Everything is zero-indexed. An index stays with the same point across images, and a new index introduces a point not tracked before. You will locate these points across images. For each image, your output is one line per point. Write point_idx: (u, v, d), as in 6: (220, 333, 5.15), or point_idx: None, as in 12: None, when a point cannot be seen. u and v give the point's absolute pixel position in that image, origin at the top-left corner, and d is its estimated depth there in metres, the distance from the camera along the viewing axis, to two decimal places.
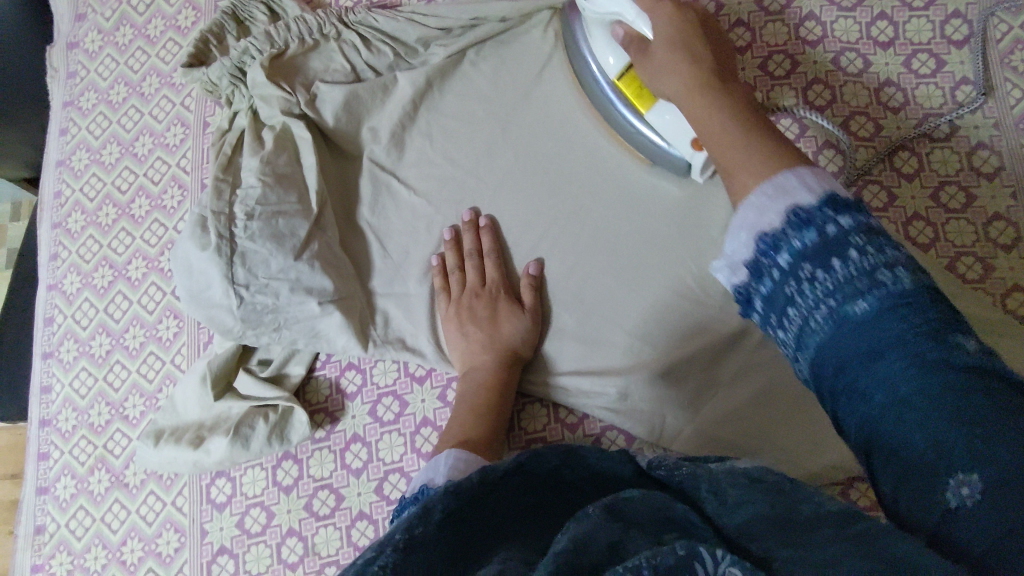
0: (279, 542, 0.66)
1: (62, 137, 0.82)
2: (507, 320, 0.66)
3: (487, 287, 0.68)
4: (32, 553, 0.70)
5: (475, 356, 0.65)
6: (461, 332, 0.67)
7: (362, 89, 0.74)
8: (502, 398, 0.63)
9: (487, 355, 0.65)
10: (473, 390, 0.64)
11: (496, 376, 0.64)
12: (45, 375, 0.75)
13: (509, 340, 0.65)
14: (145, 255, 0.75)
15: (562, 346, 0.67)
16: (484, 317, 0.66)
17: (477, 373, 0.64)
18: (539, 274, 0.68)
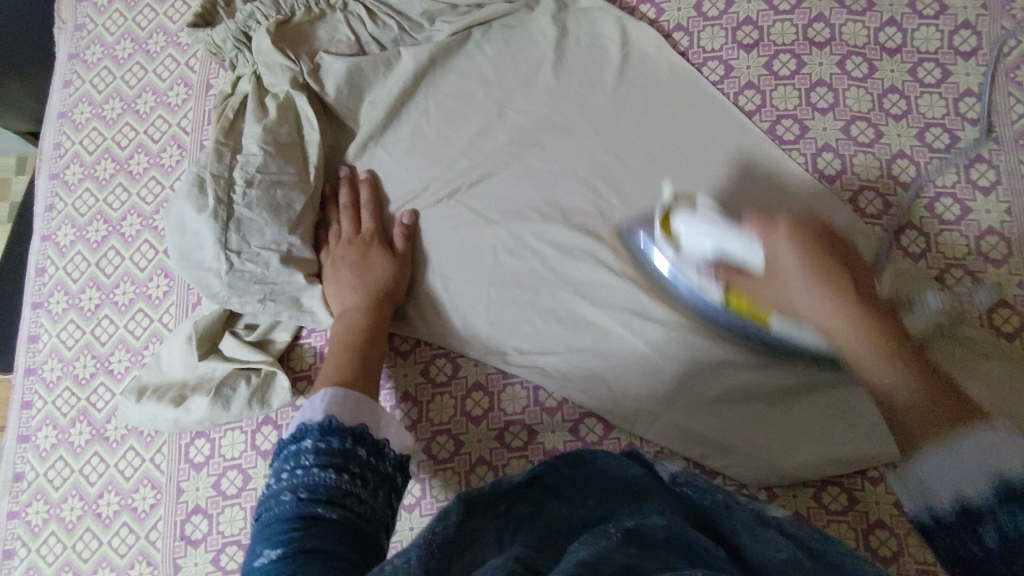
0: (253, 505, 0.66)
1: (65, 89, 0.82)
2: (377, 263, 0.67)
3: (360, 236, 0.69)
4: (9, 500, 0.71)
5: (344, 301, 0.66)
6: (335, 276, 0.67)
7: (366, 63, 0.74)
8: (365, 339, 0.62)
9: (354, 296, 0.65)
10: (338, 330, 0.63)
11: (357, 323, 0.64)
12: (33, 325, 0.75)
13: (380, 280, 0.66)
14: (140, 212, 0.76)
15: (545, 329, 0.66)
16: (355, 260, 0.67)
17: (348, 314, 0.65)
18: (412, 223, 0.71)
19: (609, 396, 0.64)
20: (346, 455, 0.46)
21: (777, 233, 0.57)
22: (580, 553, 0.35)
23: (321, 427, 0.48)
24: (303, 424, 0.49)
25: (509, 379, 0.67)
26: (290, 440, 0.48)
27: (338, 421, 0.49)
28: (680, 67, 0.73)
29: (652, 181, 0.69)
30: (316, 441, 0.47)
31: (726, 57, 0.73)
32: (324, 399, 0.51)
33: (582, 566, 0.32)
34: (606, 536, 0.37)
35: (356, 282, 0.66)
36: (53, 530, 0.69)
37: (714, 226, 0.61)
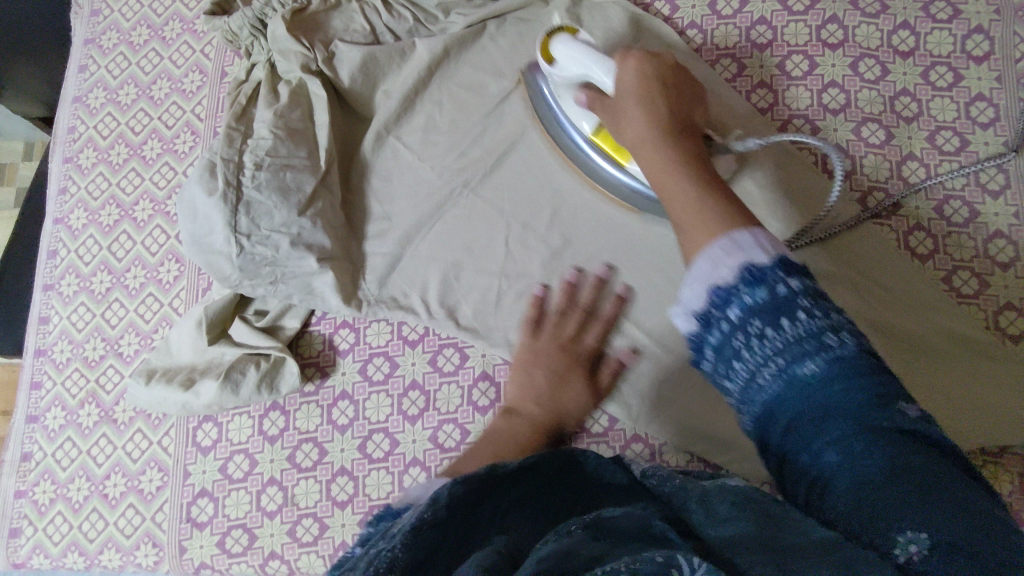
0: (259, 489, 0.67)
1: (81, 74, 0.83)
2: (577, 383, 0.63)
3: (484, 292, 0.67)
4: (17, 479, 0.71)
5: (524, 401, 0.63)
6: (530, 375, 0.64)
7: (380, 52, 0.74)
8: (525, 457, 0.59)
9: (535, 407, 0.62)
10: (513, 443, 0.60)
11: (523, 431, 0.61)
12: (44, 306, 0.76)
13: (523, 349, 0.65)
14: (152, 197, 0.76)
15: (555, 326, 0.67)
16: (556, 370, 0.63)
17: (518, 423, 0.62)
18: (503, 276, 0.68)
19: (615, 391, 0.64)
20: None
21: (628, 61, 0.57)
22: (549, 547, 0.36)
23: (409, 518, 0.44)
24: (390, 507, 0.44)
25: None
26: (379, 520, 0.44)
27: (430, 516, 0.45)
28: (694, 64, 0.73)
29: None
30: (402, 531, 0.43)
31: (739, 56, 0.74)
32: None
33: (547, 560, 0.33)
34: (572, 531, 0.38)
35: (545, 393, 0.63)
36: (60, 510, 0.69)
37: (585, 57, 0.61)
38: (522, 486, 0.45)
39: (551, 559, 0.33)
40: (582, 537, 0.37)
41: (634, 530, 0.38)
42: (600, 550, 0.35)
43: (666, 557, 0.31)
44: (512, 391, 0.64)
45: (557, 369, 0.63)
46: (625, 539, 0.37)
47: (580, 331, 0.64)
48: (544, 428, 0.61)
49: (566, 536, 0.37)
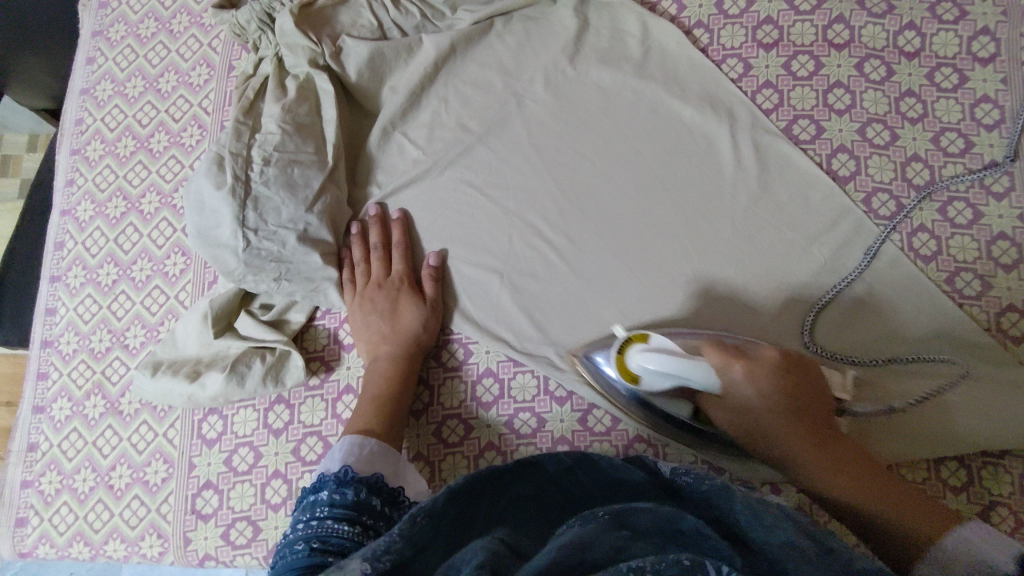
0: (264, 482, 0.67)
1: (89, 66, 0.83)
2: (407, 311, 0.67)
3: (390, 279, 0.69)
4: (24, 469, 0.72)
5: (374, 346, 0.66)
6: (364, 322, 0.67)
7: (387, 47, 0.74)
8: (399, 388, 0.64)
9: (386, 345, 0.66)
10: (374, 379, 0.64)
11: (398, 365, 0.65)
12: (51, 298, 0.76)
13: (409, 330, 0.66)
14: (159, 190, 0.76)
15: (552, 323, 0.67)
16: (385, 308, 0.67)
17: (376, 364, 0.65)
18: (439, 265, 0.70)
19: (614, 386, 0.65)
20: (359, 508, 0.47)
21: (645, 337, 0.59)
22: (567, 537, 0.38)
23: (339, 478, 0.50)
24: (322, 475, 0.51)
25: (519, 367, 0.67)
26: (310, 491, 0.50)
27: (353, 471, 0.51)
28: (699, 64, 0.74)
29: (668, 174, 0.70)
30: (332, 493, 0.48)
31: (745, 55, 0.74)
32: (343, 449, 0.54)
33: (569, 549, 0.36)
34: (595, 518, 0.40)
35: (387, 330, 0.66)
36: (66, 500, 0.70)
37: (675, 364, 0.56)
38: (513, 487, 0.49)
39: (574, 552, 0.36)
40: (602, 527, 0.39)
41: (655, 525, 0.40)
42: (618, 543, 0.37)
43: (694, 563, 0.32)
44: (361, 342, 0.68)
45: (362, 304, 0.68)
46: (641, 532, 0.39)
47: (389, 268, 0.69)
48: (401, 366, 0.65)
49: (584, 526, 0.40)
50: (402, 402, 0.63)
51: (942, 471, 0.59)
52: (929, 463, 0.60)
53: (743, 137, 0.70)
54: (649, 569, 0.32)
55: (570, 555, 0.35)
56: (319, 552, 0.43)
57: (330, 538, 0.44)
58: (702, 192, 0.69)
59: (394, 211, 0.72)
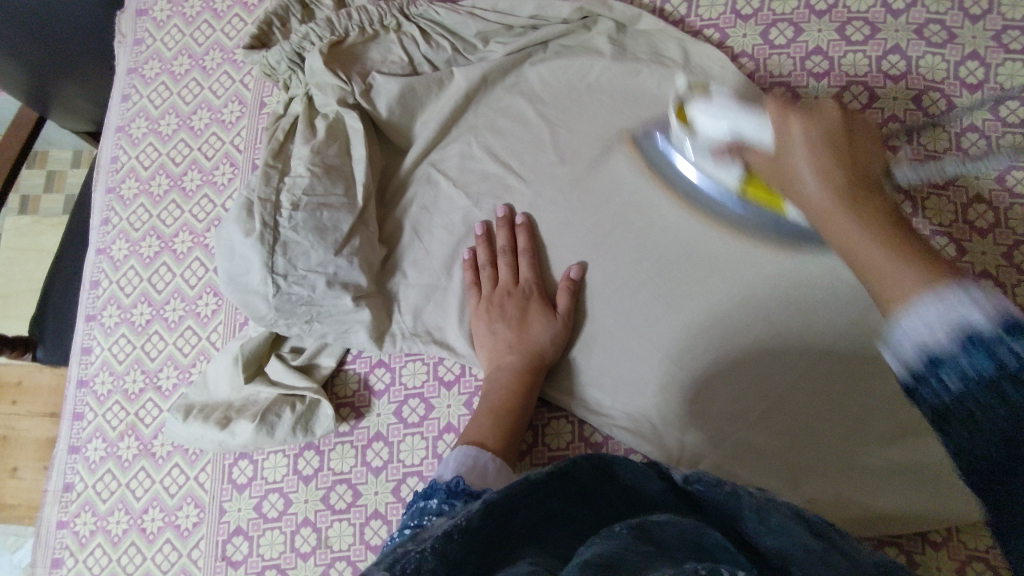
0: (294, 530, 0.66)
1: (124, 103, 0.83)
2: (537, 322, 0.65)
3: (520, 287, 0.67)
4: (60, 509, 0.72)
5: (499, 355, 0.64)
6: (488, 329, 0.66)
7: (418, 82, 0.73)
8: (522, 400, 0.62)
9: (513, 355, 0.64)
10: (497, 389, 0.63)
11: (519, 375, 0.63)
12: (86, 336, 0.77)
13: (537, 341, 0.64)
14: (192, 229, 0.76)
15: (590, 356, 0.66)
16: (513, 316, 0.65)
17: (501, 374, 0.63)
18: (508, 216, 0.70)
19: (653, 433, 0.63)
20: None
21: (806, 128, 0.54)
22: (588, 555, 0.32)
23: (450, 486, 0.50)
24: (434, 482, 0.51)
25: (554, 413, 0.67)
26: (420, 497, 0.50)
27: (465, 484, 0.51)
28: (746, 87, 0.69)
29: (710, 207, 0.67)
30: (440, 501, 0.48)
31: (793, 86, 0.70)
32: (461, 461, 0.54)
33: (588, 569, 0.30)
34: (617, 534, 0.34)
35: (514, 341, 0.65)
36: (100, 542, 0.70)
37: None
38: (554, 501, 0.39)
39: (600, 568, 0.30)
40: (627, 543, 0.33)
41: (681, 543, 0.34)
42: (645, 562, 0.31)
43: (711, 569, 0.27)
44: (483, 358, 0.66)
45: (494, 313, 0.66)
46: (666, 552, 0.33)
47: (517, 273, 0.67)
48: (525, 378, 0.63)
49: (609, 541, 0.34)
50: (524, 418, 0.61)
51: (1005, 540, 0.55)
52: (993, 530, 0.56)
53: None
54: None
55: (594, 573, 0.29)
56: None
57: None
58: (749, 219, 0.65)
59: (519, 214, 0.70)
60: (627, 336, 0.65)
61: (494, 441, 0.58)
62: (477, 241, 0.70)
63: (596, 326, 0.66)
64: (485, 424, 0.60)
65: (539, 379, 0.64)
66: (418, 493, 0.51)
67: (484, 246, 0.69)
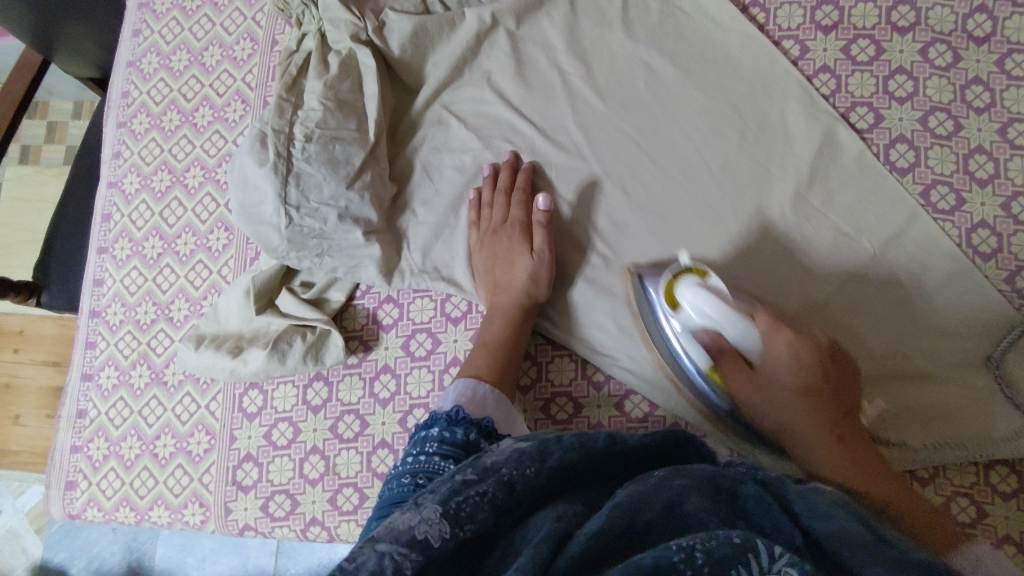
0: (302, 457, 0.68)
1: (135, 39, 0.83)
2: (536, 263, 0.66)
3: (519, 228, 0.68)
4: (73, 434, 0.74)
5: (494, 296, 0.66)
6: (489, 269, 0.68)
7: (431, 22, 0.73)
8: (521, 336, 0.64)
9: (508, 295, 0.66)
10: (494, 326, 0.64)
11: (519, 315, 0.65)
12: (98, 269, 0.78)
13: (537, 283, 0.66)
14: (203, 164, 0.77)
15: (593, 298, 0.68)
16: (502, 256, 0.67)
17: (494, 315, 0.65)
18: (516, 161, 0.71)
19: (652, 373, 0.65)
20: (467, 448, 0.49)
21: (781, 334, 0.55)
22: (622, 496, 0.37)
23: (451, 416, 0.52)
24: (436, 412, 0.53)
25: (558, 350, 0.68)
26: (422, 426, 0.52)
27: (464, 413, 0.53)
28: (755, 39, 0.70)
29: (720, 157, 0.68)
30: (441, 430, 0.50)
31: (802, 36, 0.71)
32: (457, 392, 0.56)
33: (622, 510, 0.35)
34: (650, 480, 0.39)
35: (500, 281, 0.66)
36: (113, 466, 0.72)
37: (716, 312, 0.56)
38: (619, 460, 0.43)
39: (620, 534, 0.34)
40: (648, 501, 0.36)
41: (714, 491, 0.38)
42: (675, 500, 0.36)
43: (743, 540, 0.31)
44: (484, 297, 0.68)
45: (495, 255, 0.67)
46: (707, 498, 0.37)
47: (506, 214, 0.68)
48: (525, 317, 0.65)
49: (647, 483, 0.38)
50: (516, 353, 0.63)
51: (992, 478, 0.57)
52: (978, 466, 0.58)
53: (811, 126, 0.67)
54: (699, 547, 0.30)
55: (620, 518, 0.34)
56: (424, 490, 0.46)
57: (436, 477, 0.47)
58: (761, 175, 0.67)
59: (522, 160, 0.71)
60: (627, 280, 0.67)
61: (485, 372, 0.60)
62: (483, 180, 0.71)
63: (592, 274, 0.68)
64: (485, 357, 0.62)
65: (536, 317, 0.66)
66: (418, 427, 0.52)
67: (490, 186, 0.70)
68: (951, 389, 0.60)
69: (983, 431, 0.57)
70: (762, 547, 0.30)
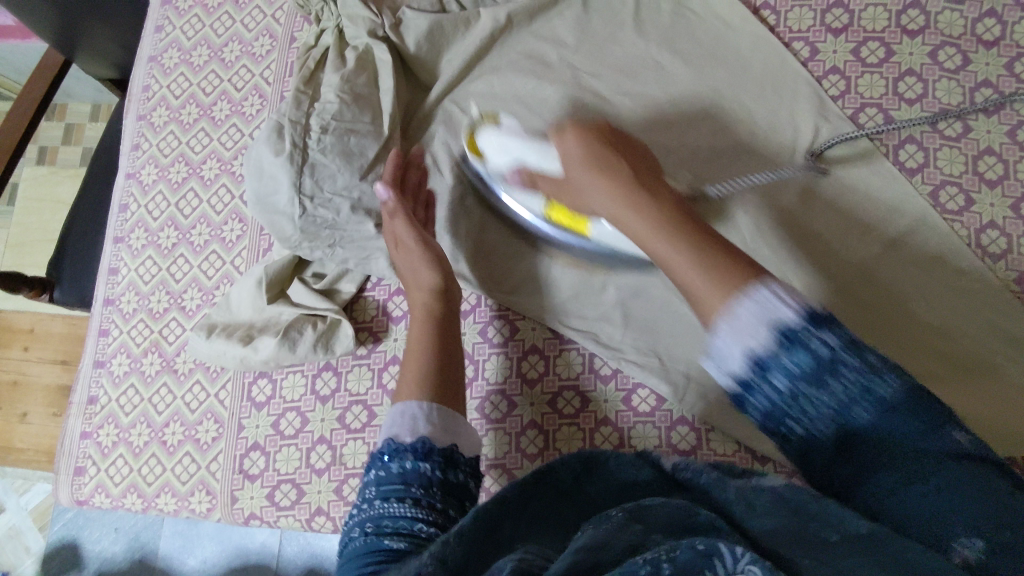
0: (309, 447, 0.69)
1: (157, 34, 0.85)
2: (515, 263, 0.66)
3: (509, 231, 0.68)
4: (84, 421, 0.75)
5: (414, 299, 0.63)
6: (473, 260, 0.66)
7: (447, 20, 0.74)
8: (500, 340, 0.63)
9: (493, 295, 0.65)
10: (482, 327, 0.64)
11: None
12: (114, 258, 0.79)
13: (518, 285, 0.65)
14: (219, 157, 0.78)
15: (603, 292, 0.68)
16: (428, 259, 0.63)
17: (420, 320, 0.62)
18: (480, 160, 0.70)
19: (661, 367, 0.65)
20: (405, 480, 0.48)
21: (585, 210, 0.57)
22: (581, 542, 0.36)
23: (383, 452, 0.50)
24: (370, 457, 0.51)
25: (566, 344, 0.69)
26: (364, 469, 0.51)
27: (396, 444, 0.50)
28: (766, 42, 0.71)
29: (727, 154, 0.69)
30: (377, 471, 0.49)
31: (813, 38, 0.72)
32: (400, 418, 0.53)
33: (581, 553, 0.34)
34: (609, 519, 0.39)
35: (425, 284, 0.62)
36: (121, 453, 0.73)
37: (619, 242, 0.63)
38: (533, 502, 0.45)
39: (587, 553, 0.34)
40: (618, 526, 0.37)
41: (673, 522, 0.38)
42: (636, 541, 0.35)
43: (707, 545, 0.32)
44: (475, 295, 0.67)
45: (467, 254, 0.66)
46: (651, 525, 0.38)
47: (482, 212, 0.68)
48: None
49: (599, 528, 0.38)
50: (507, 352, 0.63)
51: None
52: None
53: (821, 127, 0.68)
54: (665, 558, 0.31)
55: (584, 557, 0.34)
56: (375, 535, 0.45)
57: (382, 521, 0.46)
58: (773, 170, 0.67)
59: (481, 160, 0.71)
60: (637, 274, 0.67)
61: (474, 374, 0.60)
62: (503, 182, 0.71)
63: (598, 266, 0.68)
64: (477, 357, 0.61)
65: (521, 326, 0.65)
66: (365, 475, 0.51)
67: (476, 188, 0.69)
68: (963, 385, 0.59)
69: (990, 424, 0.58)
70: (725, 551, 0.31)
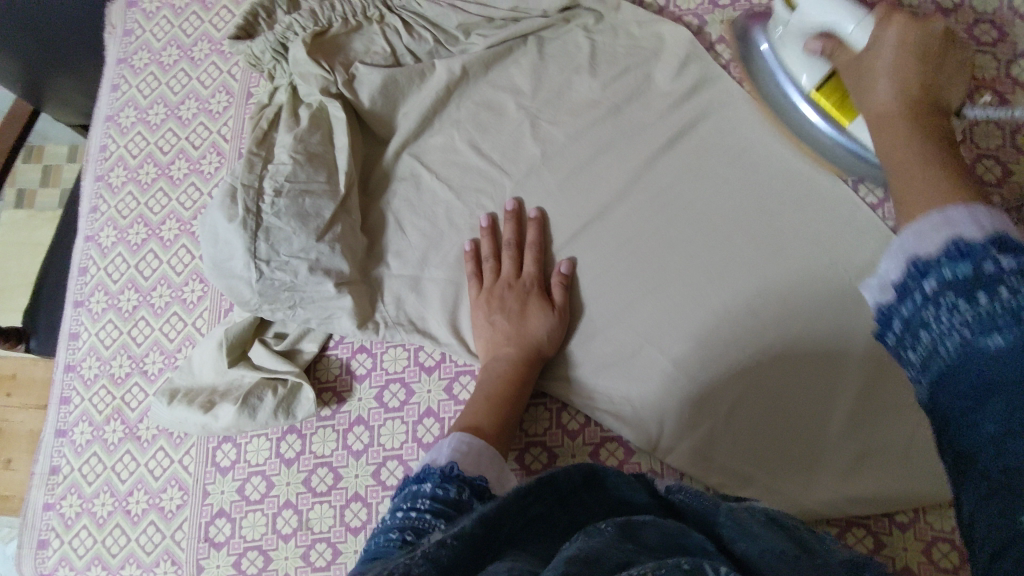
0: (275, 512, 0.67)
1: (113, 93, 0.84)
2: (535, 315, 0.65)
3: (520, 280, 0.67)
4: (45, 492, 0.73)
5: (496, 346, 0.65)
6: (487, 320, 0.66)
7: (401, 74, 0.74)
8: (516, 389, 0.62)
9: (508, 346, 0.64)
10: (491, 379, 0.63)
11: (513, 367, 0.63)
12: (74, 322, 0.78)
13: (533, 335, 0.65)
14: (179, 217, 0.77)
15: (581, 344, 0.67)
16: (513, 309, 0.66)
17: (496, 363, 0.64)
18: (518, 209, 0.70)
19: (633, 419, 0.63)
20: (459, 506, 0.46)
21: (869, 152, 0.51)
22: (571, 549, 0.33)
23: (443, 471, 0.49)
24: (425, 469, 0.51)
25: (533, 399, 0.68)
26: (413, 481, 0.49)
27: (459, 470, 0.50)
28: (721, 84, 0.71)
29: (687, 196, 0.68)
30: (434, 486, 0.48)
31: None
32: (451, 445, 0.53)
33: (575, 561, 0.31)
34: (601, 531, 0.35)
35: (512, 331, 0.65)
36: (85, 524, 0.71)
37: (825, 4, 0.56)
38: (536, 504, 0.41)
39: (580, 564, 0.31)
40: (609, 540, 0.34)
41: (663, 543, 0.36)
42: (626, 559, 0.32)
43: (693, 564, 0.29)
44: (480, 347, 0.66)
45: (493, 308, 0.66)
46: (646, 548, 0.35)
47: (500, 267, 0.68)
48: (515, 373, 0.63)
49: (591, 537, 0.35)
50: (516, 408, 0.62)
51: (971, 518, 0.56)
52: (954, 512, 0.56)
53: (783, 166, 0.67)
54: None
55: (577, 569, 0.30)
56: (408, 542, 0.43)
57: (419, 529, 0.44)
58: (737, 209, 0.66)
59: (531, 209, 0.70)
60: (611, 322, 0.66)
61: (482, 424, 0.59)
62: (481, 234, 0.70)
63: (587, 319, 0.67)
64: (479, 411, 0.61)
65: (534, 371, 0.64)
66: (400, 488, 0.51)
67: (489, 239, 0.69)
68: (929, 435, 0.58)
69: None
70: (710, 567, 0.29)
